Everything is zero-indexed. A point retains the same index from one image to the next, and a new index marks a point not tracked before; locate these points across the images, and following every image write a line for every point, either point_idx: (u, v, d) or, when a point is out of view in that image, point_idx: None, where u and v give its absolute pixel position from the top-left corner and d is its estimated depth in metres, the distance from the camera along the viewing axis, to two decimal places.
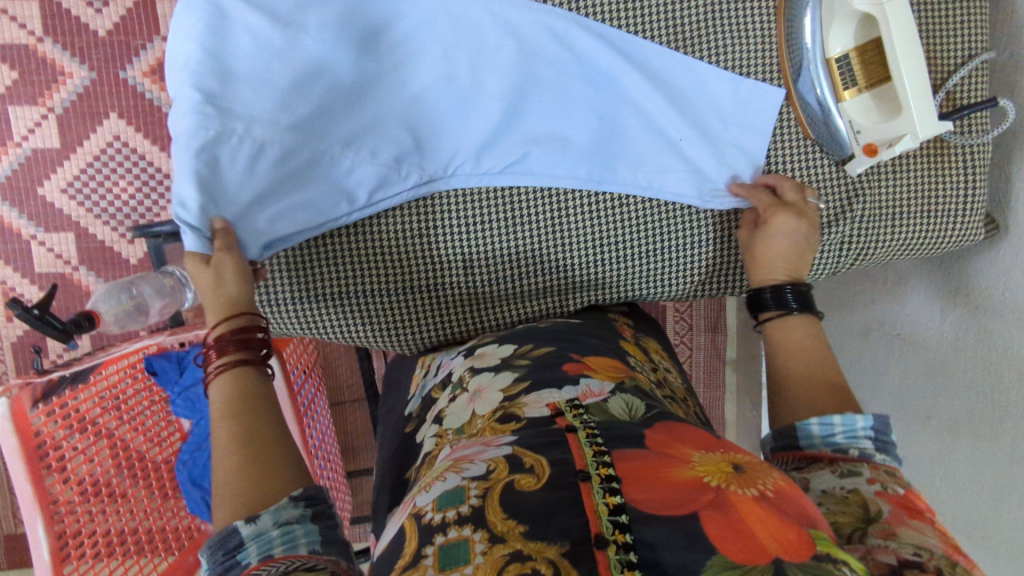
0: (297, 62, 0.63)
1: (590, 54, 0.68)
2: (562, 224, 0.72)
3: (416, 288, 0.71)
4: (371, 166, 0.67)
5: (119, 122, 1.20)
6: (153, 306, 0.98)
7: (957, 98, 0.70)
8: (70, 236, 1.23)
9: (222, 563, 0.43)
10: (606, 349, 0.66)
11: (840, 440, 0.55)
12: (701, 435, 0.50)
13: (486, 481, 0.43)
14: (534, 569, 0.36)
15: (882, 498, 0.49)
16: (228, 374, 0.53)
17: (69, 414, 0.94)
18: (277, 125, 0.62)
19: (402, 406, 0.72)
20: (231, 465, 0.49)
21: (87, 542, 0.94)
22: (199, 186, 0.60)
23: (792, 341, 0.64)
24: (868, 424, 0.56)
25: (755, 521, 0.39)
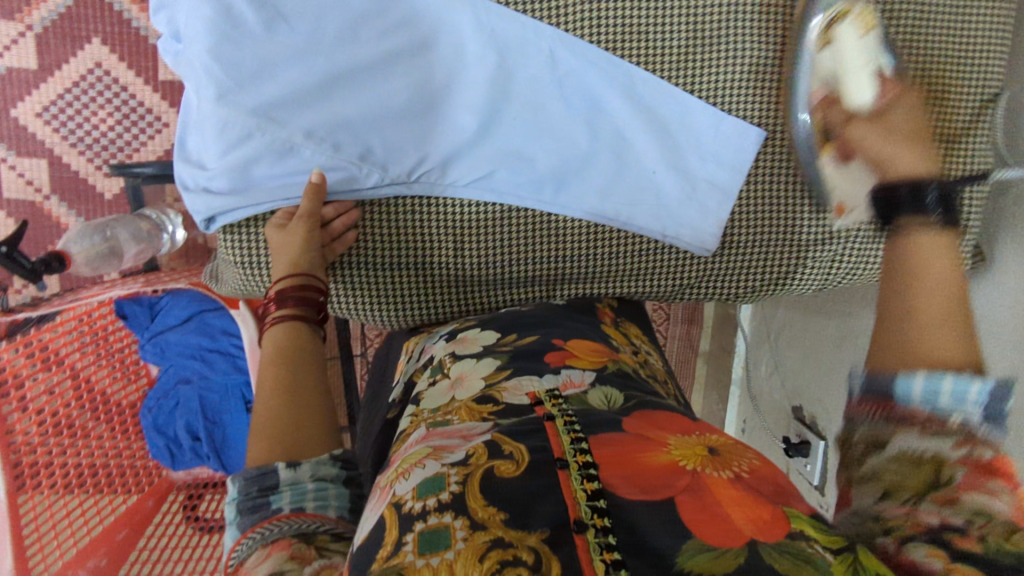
0: (269, 41, 0.62)
1: (572, 73, 0.67)
2: (556, 219, 0.71)
3: (402, 265, 0.70)
4: (331, 160, 0.65)
5: (101, 48, 1.13)
6: (127, 251, 0.97)
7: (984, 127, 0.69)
8: (43, 162, 1.18)
9: (253, 499, 0.46)
10: (589, 331, 0.66)
11: (943, 401, 0.40)
12: (678, 420, 0.50)
13: (466, 467, 0.42)
14: (516, 557, 0.36)
15: (961, 461, 0.37)
16: (285, 325, 0.59)
17: (31, 344, 0.90)
18: (235, 110, 0.62)
19: (387, 395, 0.71)
20: (270, 406, 0.52)
21: (42, 474, 0.90)
22: (189, 160, 0.67)
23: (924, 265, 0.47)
24: (986, 390, 0.39)
25: (729, 502, 0.39)
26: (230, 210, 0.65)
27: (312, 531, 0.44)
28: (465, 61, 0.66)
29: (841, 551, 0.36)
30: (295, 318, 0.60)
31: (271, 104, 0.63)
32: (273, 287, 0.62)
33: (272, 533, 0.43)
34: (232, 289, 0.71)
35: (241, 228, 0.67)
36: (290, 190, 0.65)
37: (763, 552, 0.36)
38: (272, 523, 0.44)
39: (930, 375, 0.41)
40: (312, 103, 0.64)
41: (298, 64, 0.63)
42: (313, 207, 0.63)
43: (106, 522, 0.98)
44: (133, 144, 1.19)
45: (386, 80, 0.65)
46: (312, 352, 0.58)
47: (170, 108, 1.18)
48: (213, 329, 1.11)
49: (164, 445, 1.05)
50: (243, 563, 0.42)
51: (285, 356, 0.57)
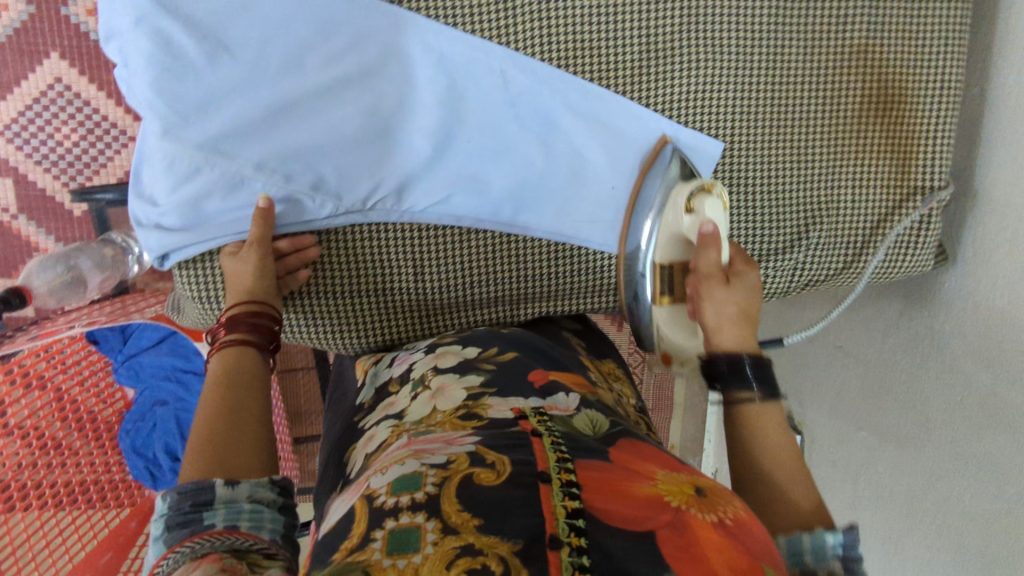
0: (214, 74, 0.60)
1: (528, 92, 0.66)
2: (516, 240, 0.71)
3: (365, 293, 0.69)
4: (281, 191, 0.64)
5: (60, 63, 1.11)
6: (91, 280, 0.96)
7: (931, 127, 0.71)
8: (8, 182, 1.16)
9: (184, 515, 0.44)
10: (567, 364, 0.65)
11: (808, 560, 0.43)
12: (663, 456, 0.50)
13: (445, 470, 0.43)
14: (484, 565, 0.35)
15: None
16: (235, 350, 0.58)
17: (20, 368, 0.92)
18: (183, 147, 0.61)
19: (352, 394, 0.69)
20: (211, 425, 0.52)
21: (33, 493, 0.92)
22: (137, 198, 0.65)
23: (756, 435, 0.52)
24: (840, 541, 0.43)
25: (710, 544, 0.39)
26: (185, 248, 0.64)
27: (244, 549, 0.45)
28: (414, 85, 0.65)
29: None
30: (242, 344, 0.59)
31: (218, 139, 0.62)
32: (227, 310, 0.61)
33: (206, 547, 0.43)
34: (193, 321, 0.70)
35: (196, 264, 0.66)
36: (243, 224, 0.64)
37: None
38: (203, 537, 0.43)
39: (790, 537, 0.45)
40: (260, 133, 0.63)
41: (244, 94, 0.62)
42: (265, 233, 0.63)
43: (87, 549, 0.97)
44: (100, 159, 1.17)
45: (336, 101, 0.64)
46: (257, 382, 0.57)
47: (134, 121, 1.16)
48: (186, 350, 1.10)
49: (145, 467, 1.06)
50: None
51: (232, 382, 0.56)
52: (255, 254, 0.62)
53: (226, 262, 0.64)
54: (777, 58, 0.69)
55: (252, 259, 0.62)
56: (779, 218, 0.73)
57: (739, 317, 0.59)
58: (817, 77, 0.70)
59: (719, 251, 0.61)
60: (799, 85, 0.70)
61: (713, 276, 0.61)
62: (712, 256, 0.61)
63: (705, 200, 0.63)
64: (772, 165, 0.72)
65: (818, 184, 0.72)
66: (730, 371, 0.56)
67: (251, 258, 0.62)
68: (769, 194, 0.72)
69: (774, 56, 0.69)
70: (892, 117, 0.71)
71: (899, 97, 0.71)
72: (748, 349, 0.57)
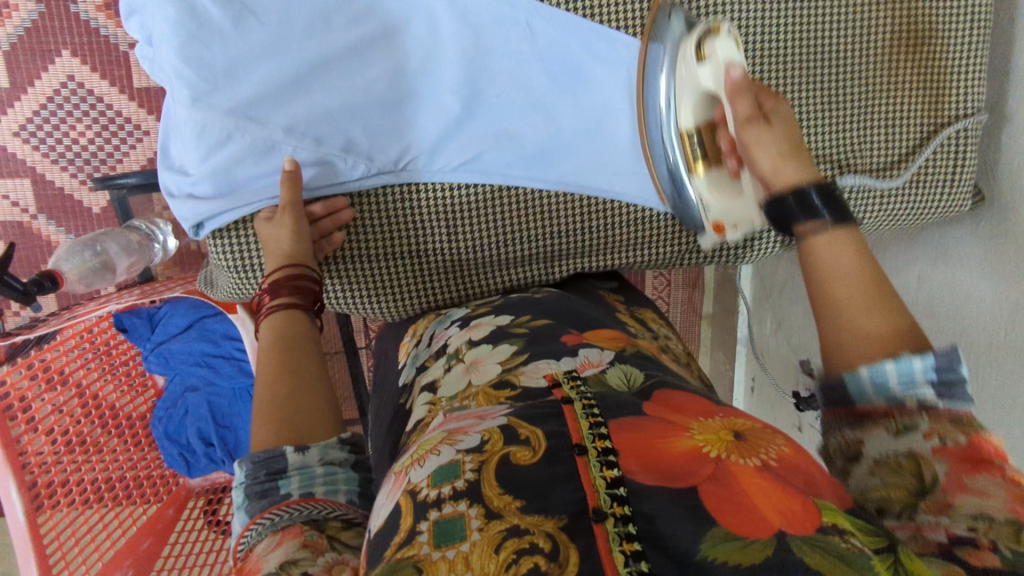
0: (236, 39, 0.60)
1: (555, 44, 0.66)
2: (547, 198, 0.71)
3: (404, 257, 0.69)
4: (312, 154, 0.64)
5: (72, 60, 1.11)
6: (119, 264, 0.97)
7: (961, 62, 0.70)
8: (26, 181, 1.16)
9: (261, 485, 0.44)
10: (604, 323, 0.65)
11: (894, 388, 0.43)
12: (700, 402, 0.48)
13: (482, 453, 0.41)
14: (533, 544, 0.35)
15: (940, 458, 0.39)
16: (280, 314, 0.58)
17: (49, 368, 0.91)
18: (213, 115, 0.61)
19: (394, 376, 0.69)
20: (264, 391, 0.51)
21: (61, 491, 0.89)
22: (169, 168, 0.66)
23: (825, 269, 0.48)
24: (928, 365, 0.42)
25: (756, 492, 0.37)
26: (219, 214, 0.64)
27: (323, 516, 0.44)
28: (439, 43, 0.65)
29: (881, 549, 0.35)
30: (287, 305, 0.58)
31: (249, 106, 0.62)
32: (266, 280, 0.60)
33: (282, 519, 0.43)
34: (229, 295, 0.70)
35: (231, 232, 0.65)
36: (274, 189, 0.65)
37: (794, 545, 0.34)
38: (281, 508, 0.43)
39: (873, 366, 0.44)
40: (289, 99, 0.63)
41: (271, 60, 0.62)
42: (296, 196, 0.63)
43: (128, 535, 0.98)
44: (115, 155, 1.17)
45: (355, 60, 0.64)
46: (305, 337, 0.57)
47: (148, 115, 1.16)
48: (214, 334, 1.10)
49: (179, 454, 1.05)
50: (253, 550, 0.42)
51: (278, 343, 0.55)
52: (289, 216, 0.62)
53: (261, 226, 0.64)
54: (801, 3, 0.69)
55: (288, 222, 0.62)
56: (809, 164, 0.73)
57: (792, 153, 0.53)
58: (841, 18, 0.70)
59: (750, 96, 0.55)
60: (824, 28, 0.70)
61: (753, 122, 0.54)
62: (748, 100, 0.55)
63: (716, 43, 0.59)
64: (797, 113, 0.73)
65: (843, 128, 0.73)
66: (798, 207, 0.50)
67: (285, 220, 0.62)
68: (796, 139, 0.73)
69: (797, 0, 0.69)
70: (920, 55, 0.71)
71: (925, 36, 0.71)
72: (812, 180, 0.51)
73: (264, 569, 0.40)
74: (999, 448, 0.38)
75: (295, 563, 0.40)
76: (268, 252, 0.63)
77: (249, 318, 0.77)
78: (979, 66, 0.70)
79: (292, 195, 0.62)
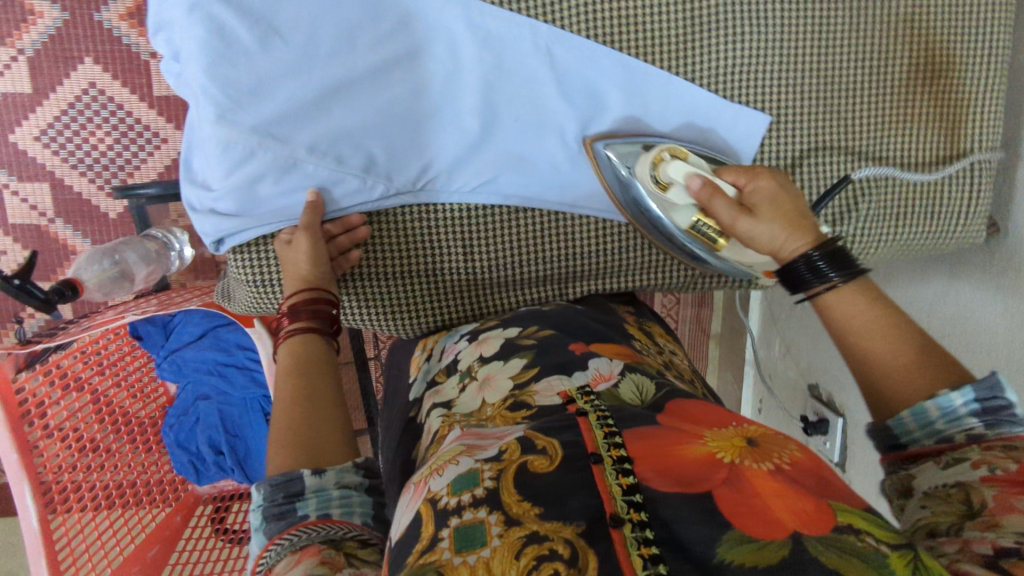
0: (261, 56, 0.61)
1: (573, 68, 0.67)
2: (564, 220, 0.72)
3: (419, 275, 0.70)
4: (334, 173, 0.66)
5: (94, 67, 1.13)
6: (138, 273, 0.98)
7: (979, 94, 0.69)
8: (45, 185, 1.18)
9: (279, 506, 0.45)
10: (612, 336, 0.64)
11: (940, 425, 0.45)
12: (717, 411, 0.49)
13: (499, 463, 0.42)
14: (552, 550, 0.35)
15: (987, 483, 0.40)
16: (299, 338, 0.59)
17: (66, 375, 0.92)
18: (238, 136, 0.62)
19: (404, 391, 0.70)
20: (280, 409, 0.53)
21: (72, 497, 0.90)
22: (191, 185, 0.67)
23: (844, 319, 0.51)
24: (969, 398, 0.44)
25: (770, 493, 0.37)
26: (241, 232, 0.66)
27: (340, 537, 0.45)
28: (460, 63, 0.66)
29: (901, 547, 0.35)
30: (305, 329, 0.59)
31: (272, 125, 0.63)
32: (286, 299, 0.61)
33: (298, 540, 0.43)
34: (246, 308, 0.71)
35: (252, 248, 0.67)
36: (295, 210, 0.66)
37: (810, 546, 0.34)
38: (300, 529, 0.44)
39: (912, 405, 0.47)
40: (311, 117, 0.64)
41: (296, 78, 0.63)
42: (315, 219, 0.64)
43: (136, 541, 0.98)
44: (133, 162, 1.19)
45: (376, 78, 0.65)
46: (323, 360, 0.58)
47: (167, 124, 1.18)
48: (226, 343, 1.12)
49: (188, 462, 1.06)
50: (273, 570, 0.42)
51: (295, 369, 0.56)
52: (305, 235, 0.63)
53: (280, 246, 0.65)
54: (822, 31, 0.68)
55: (305, 241, 0.62)
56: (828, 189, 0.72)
57: (788, 229, 0.55)
58: (864, 48, 0.69)
59: (721, 194, 0.59)
60: (844, 55, 0.69)
61: (737, 216, 0.57)
62: (725, 199, 0.58)
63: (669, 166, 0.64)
64: (815, 141, 0.72)
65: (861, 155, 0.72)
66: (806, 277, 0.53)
67: (303, 239, 0.62)
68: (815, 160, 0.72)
69: (817, 29, 0.68)
70: (940, 85, 0.70)
71: (950, 66, 0.70)
72: (807, 245, 0.54)
73: None
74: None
75: None
76: (285, 277, 0.63)
77: (266, 334, 0.78)
78: (996, 97, 0.69)
79: (312, 221, 0.64)
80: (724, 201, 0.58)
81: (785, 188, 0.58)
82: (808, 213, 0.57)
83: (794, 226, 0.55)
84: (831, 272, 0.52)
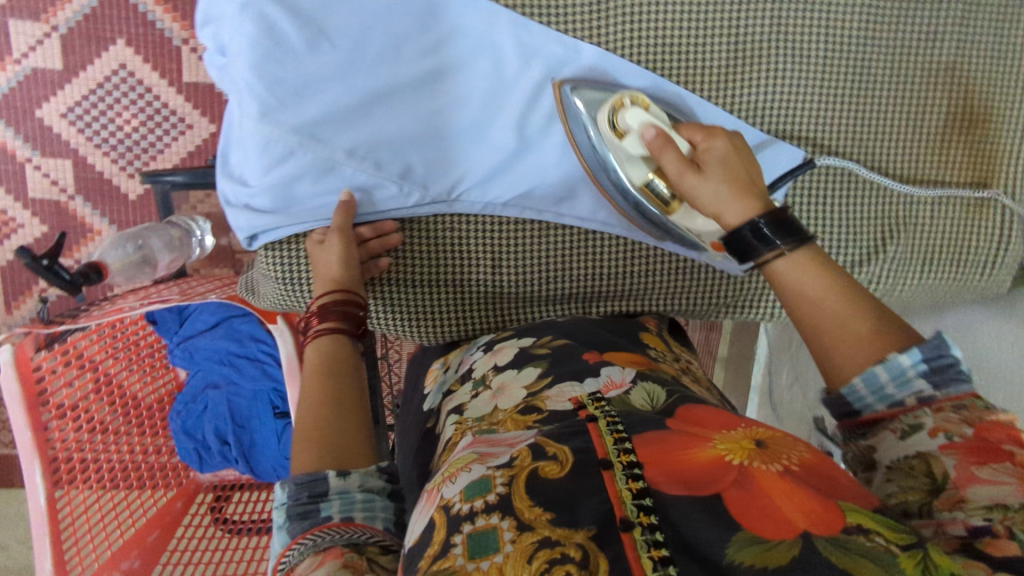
0: (306, 54, 0.61)
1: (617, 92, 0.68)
2: (593, 240, 0.73)
3: (446, 283, 0.71)
4: (371, 177, 0.66)
5: (125, 50, 1.14)
6: (162, 259, 0.99)
7: (1012, 148, 0.71)
8: (67, 163, 1.18)
9: (303, 504, 0.45)
10: (624, 344, 0.65)
11: (891, 390, 0.47)
12: (725, 416, 0.47)
13: (511, 469, 0.42)
14: (564, 554, 0.35)
15: (948, 452, 0.42)
16: (329, 338, 0.58)
17: (81, 356, 0.92)
18: (279, 134, 0.62)
19: (421, 403, 0.70)
20: (307, 408, 0.53)
21: (80, 469, 0.90)
22: (224, 180, 0.67)
23: (794, 287, 0.51)
24: (916, 359, 0.46)
25: (778, 492, 0.37)
26: (275, 230, 0.66)
27: (362, 541, 0.45)
28: (501, 76, 0.67)
29: (910, 546, 0.35)
30: (333, 330, 0.59)
31: (314, 126, 0.63)
32: (317, 299, 0.61)
33: (320, 540, 0.44)
34: (271, 303, 0.72)
35: (284, 246, 0.68)
36: (329, 211, 0.66)
37: (819, 545, 0.34)
38: (323, 530, 0.44)
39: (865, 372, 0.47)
40: (351, 121, 0.65)
41: (340, 82, 0.63)
42: (348, 221, 0.64)
43: (137, 525, 0.98)
44: (157, 146, 1.19)
45: (415, 87, 0.66)
46: (350, 363, 0.57)
47: (194, 110, 1.18)
48: (241, 334, 1.11)
49: (193, 450, 1.06)
50: (295, 569, 0.42)
51: (324, 371, 0.56)
52: (337, 238, 0.63)
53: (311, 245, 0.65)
54: (864, 70, 0.69)
55: (337, 245, 0.62)
56: (860, 228, 0.73)
57: (735, 192, 0.54)
58: (905, 91, 0.70)
59: (673, 147, 0.57)
60: (884, 96, 0.70)
61: (684, 171, 0.56)
62: (675, 152, 0.57)
63: (628, 116, 0.61)
64: (845, 181, 0.72)
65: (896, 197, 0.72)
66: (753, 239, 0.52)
67: (335, 241, 0.63)
68: (850, 198, 0.72)
69: (861, 69, 0.69)
70: (977, 134, 0.71)
71: (982, 119, 0.71)
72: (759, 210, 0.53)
73: None
74: (1006, 431, 0.41)
75: None
76: (317, 279, 0.63)
77: (287, 330, 0.79)
78: None
79: (344, 222, 0.64)
80: (674, 154, 0.56)
81: (738, 154, 0.57)
82: (755, 177, 0.56)
83: (739, 187, 0.54)
84: (779, 237, 0.51)
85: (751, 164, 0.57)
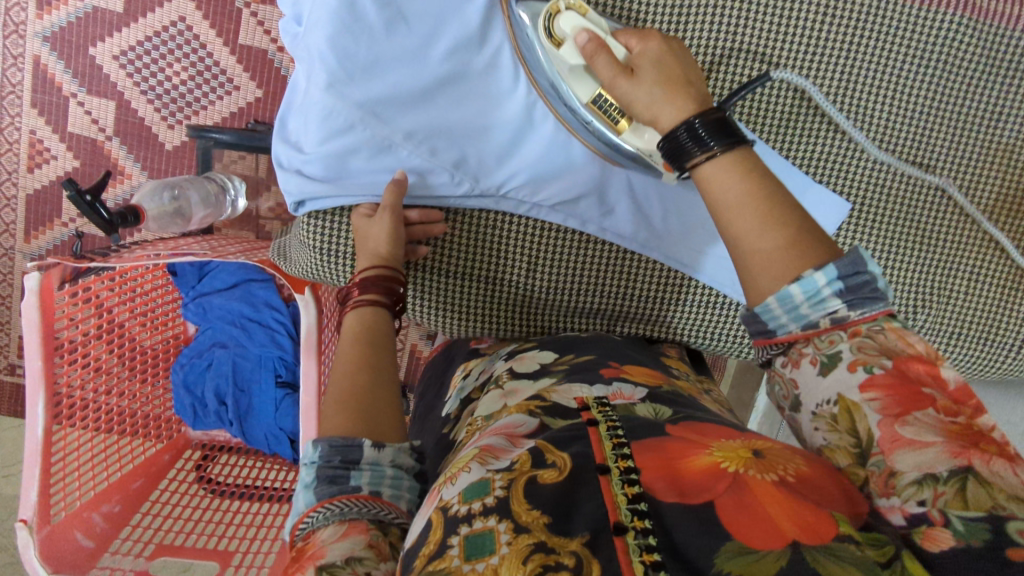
0: (380, 32, 0.62)
1: None
2: (626, 260, 0.73)
3: (483, 279, 0.72)
4: (425, 163, 0.67)
5: (187, 4, 1.14)
6: (195, 214, 1.01)
7: None
8: (111, 104, 1.18)
9: (333, 468, 0.46)
10: (643, 360, 0.67)
11: (806, 310, 0.46)
12: (722, 429, 0.47)
13: (511, 472, 0.41)
14: (558, 562, 0.35)
15: (867, 400, 0.43)
16: (367, 309, 0.59)
17: (99, 300, 0.91)
18: (344, 107, 0.63)
19: (438, 409, 0.70)
20: (337, 375, 0.53)
21: (78, 408, 0.90)
22: (280, 146, 0.67)
23: (716, 195, 0.50)
24: (831, 279, 0.45)
25: (773, 503, 0.37)
26: (323, 200, 0.67)
27: (387, 519, 0.45)
28: None
29: (890, 562, 0.34)
30: (370, 301, 0.59)
31: (377, 104, 0.64)
32: (360, 272, 0.62)
33: (346, 510, 0.44)
34: (303, 270, 0.72)
35: (328, 216, 0.68)
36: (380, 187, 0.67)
37: (809, 557, 0.34)
38: (350, 500, 0.44)
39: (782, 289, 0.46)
40: (414, 104, 0.65)
41: (408, 65, 0.64)
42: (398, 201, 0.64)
43: (123, 471, 0.98)
44: (201, 102, 1.20)
45: (478, 84, 0.67)
46: (380, 332, 0.58)
47: (244, 74, 1.19)
48: (257, 299, 1.12)
49: (189, 404, 1.06)
50: (318, 533, 0.43)
51: (364, 339, 0.56)
52: (386, 216, 0.63)
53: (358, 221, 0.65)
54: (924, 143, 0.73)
55: (385, 221, 0.62)
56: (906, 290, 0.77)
57: (668, 94, 0.54)
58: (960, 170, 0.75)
59: (605, 51, 0.56)
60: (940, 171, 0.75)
61: (615, 76, 0.56)
62: (607, 56, 0.56)
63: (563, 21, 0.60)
64: (900, 247, 0.76)
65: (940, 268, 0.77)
66: (685, 140, 0.51)
67: (383, 219, 0.63)
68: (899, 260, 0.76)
69: (922, 141, 0.73)
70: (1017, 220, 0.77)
71: None
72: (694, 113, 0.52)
73: (327, 556, 0.41)
74: (924, 366, 0.43)
75: (360, 561, 0.40)
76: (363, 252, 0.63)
77: (313, 303, 0.78)
78: None
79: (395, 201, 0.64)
80: (606, 59, 0.56)
81: (675, 57, 0.56)
82: (694, 80, 0.55)
83: (674, 91, 0.54)
84: (709, 137, 0.50)
85: (688, 65, 0.56)
